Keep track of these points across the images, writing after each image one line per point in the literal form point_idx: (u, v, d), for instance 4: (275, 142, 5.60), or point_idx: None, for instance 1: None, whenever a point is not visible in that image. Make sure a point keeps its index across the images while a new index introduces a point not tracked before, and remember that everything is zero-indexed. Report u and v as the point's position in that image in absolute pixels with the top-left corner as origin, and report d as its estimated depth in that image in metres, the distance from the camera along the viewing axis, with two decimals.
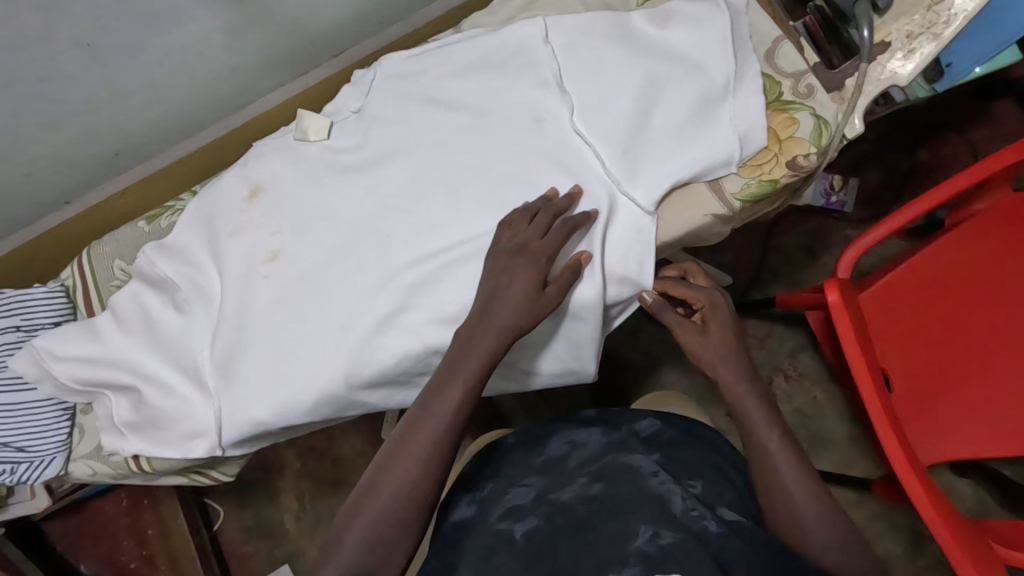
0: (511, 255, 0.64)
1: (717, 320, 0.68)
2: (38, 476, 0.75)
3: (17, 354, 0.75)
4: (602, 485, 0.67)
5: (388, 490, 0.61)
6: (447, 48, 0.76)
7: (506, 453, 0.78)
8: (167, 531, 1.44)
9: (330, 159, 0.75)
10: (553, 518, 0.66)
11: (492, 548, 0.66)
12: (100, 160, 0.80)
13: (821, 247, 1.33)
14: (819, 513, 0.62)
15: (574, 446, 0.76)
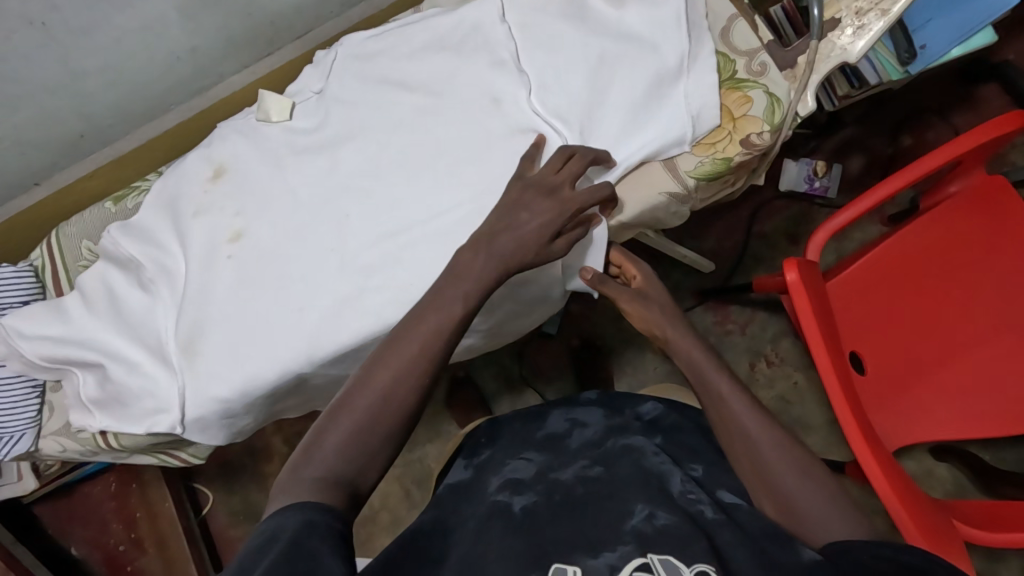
0: (538, 191, 0.63)
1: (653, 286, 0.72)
2: (8, 451, 0.76)
3: None
4: (602, 468, 0.68)
5: (355, 415, 0.54)
6: (405, 29, 0.76)
7: (506, 425, 0.81)
8: (155, 514, 1.46)
9: (291, 140, 0.76)
10: (552, 496, 0.65)
11: (489, 517, 0.64)
12: (66, 142, 0.80)
13: (803, 233, 1.33)
14: (798, 474, 0.59)
15: (575, 425, 0.77)
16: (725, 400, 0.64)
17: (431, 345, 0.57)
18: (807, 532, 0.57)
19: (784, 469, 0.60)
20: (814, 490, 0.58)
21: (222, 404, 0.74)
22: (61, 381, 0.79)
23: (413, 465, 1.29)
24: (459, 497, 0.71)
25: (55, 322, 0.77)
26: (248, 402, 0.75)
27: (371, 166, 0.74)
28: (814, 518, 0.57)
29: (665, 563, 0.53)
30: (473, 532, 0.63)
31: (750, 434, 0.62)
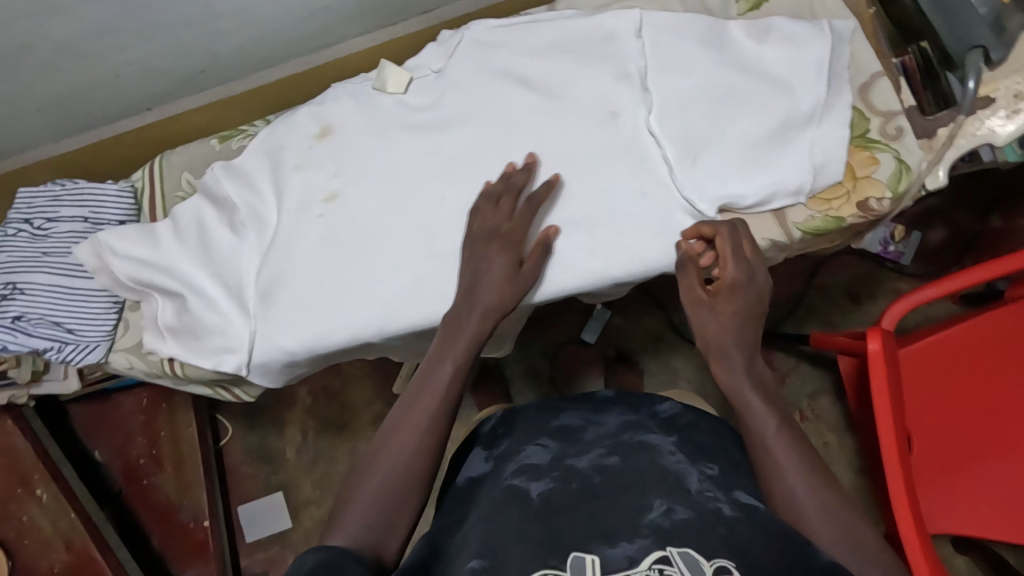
0: (485, 241, 0.68)
1: (733, 301, 0.64)
2: (82, 359, 0.79)
3: (80, 243, 0.79)
4: (616, 458, 0.65)
5: (381, 476, 0.58)
6: (536, 25, 0.74)
7: (520, 414, 0.75)
8: (177, 436, 1.53)
9: (402, 114, 0.76)
10: (568, 484, 0.63)
11: (504, 502, 0.62)
12: (185, 75, 0.82)
13: (867, 295, 1.29)
14: (817, 497, 0.58)
15: (590, 416, 0.72)
16: (754, 413, 0.63)
17: (441, 409, 0.61)
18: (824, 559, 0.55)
19: (801, 485, 0.59)
20: (832, 511, 0.57)
21: (287, 356, 0.76)
22: (141, 302, 0.81)
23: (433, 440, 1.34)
24: (474, 491, 0.67)
25: (145, 247, 0.79)
26: (309, 357, 0.77)
27: (475, 154, 0.74)
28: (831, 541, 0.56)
29: (684, 558, 0.52)
30: (485, 519, 0.61)
31: (774, 451, 0.61)
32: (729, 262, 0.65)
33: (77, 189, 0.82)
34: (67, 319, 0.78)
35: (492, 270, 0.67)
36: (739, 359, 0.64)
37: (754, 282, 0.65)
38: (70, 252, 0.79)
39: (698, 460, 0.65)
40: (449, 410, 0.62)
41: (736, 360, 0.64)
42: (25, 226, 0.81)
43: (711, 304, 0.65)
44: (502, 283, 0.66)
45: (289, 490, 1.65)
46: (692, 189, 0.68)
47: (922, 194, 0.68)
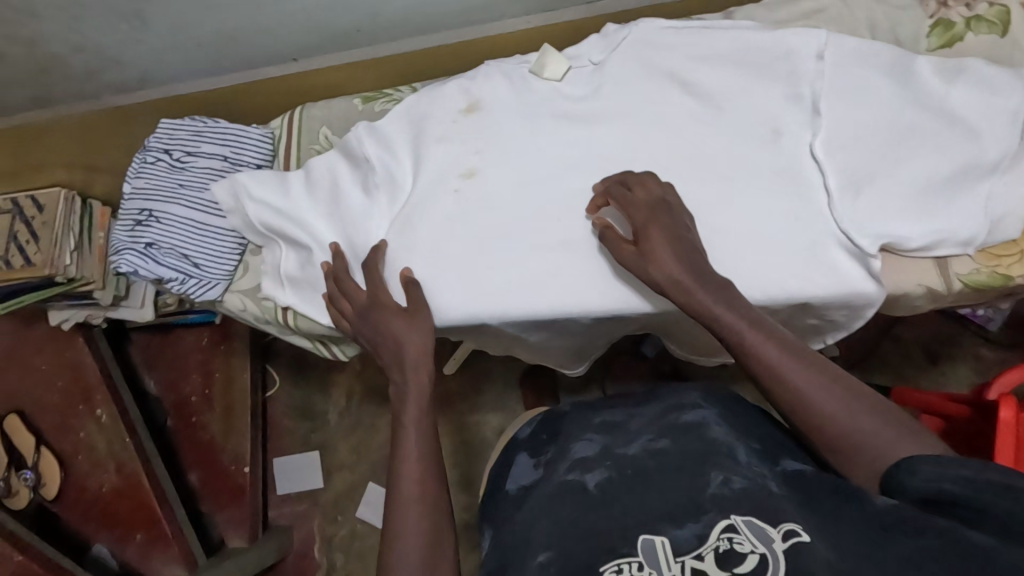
0: (364, 316, 0.72)
1: (659, 231, 0.65)
2: (201, 295, 0.80)
3: (219, 181, 0.81)
4: (667, 440, 0.65)
5: (416, 511, 0.60)
6: (710, 30, 0.72)
7: (563, 420, 0.77)
8: (231, 379, 1.60)
9: (554, 102, 0.75)
10: (622, 471, 0.63)
11: (560, 495, 0.62)
12: (340, 33, 0.82)
13: (947, 356, 1.23)
14: (827, 395, 0.57)
15: (632, 410, 0.73)
16: (729, 323, 0.61)
17: (423, 439, 0.65)
18: (862, 458, 0.56)
19: (805, 384, 0.58)
20: (842, 403, 0.57)
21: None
22: (263, 248, 0.83)
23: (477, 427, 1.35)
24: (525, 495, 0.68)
25: (275, 196, 0.80)
26: None
27: (624, 152, 0.73)
28: (856, 434, 0.56)
29: (750, 526, 0.52)
30: (549, 513, 0.61)
31: (764, 361, 0.60)
32: (642, 211, 0.67)
33: (222, 128, 0.83)
34: (194, 253, 0.80)
35: (398, 333, 0.69)
36: (690, 279, 0.63)
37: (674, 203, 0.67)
38: (208, 189, 0.81)
39: (742, 437, 0.65)
40: (427, 437, 0.65)
41: (688, 280, 0.63)
42: (165, 156, 0.83)
43: (643, 258, 0.65)
44: (415, 335, 0.70)
45: (326, 452, 1.68)
46: (852, 223, 0.66)
47: None
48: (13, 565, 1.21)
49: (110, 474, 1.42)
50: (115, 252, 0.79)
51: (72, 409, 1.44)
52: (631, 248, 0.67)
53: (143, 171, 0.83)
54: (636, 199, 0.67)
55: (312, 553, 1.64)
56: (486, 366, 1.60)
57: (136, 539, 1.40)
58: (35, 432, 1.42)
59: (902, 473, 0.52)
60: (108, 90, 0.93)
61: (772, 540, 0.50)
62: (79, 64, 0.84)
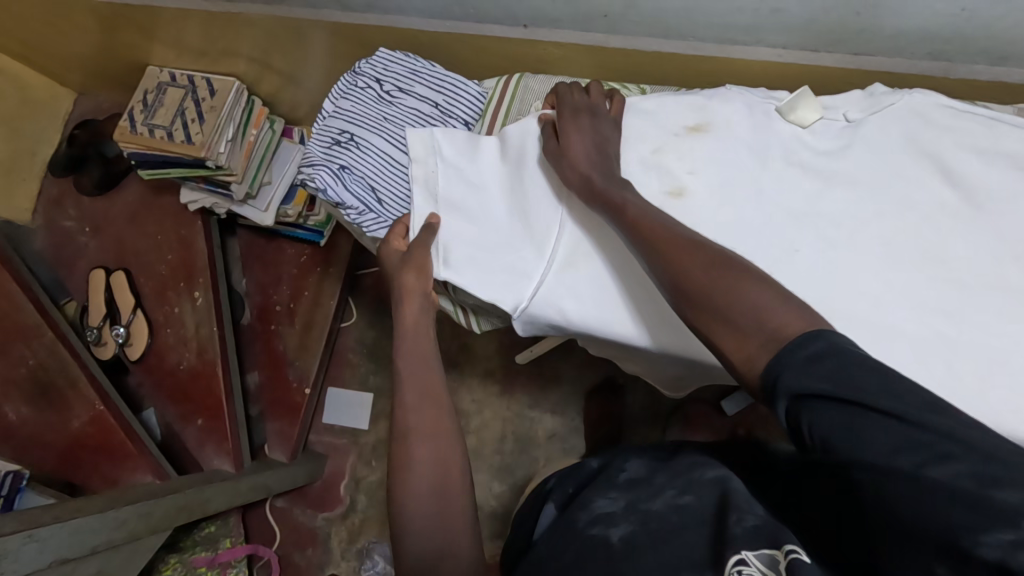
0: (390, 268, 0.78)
1: (570, 119, 0.71)
2: (374, 230, 0.81)
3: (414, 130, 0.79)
4: (692, 495, 0.59)
5: (430, 494, 0.67)
6: (994, 123, 0.66)
7: (593, 483, 0.71)
8: (317, 302, 1.62)
9: (793, 148, 0.71)
10: (647, 525, 0.58)
11: (583, 558, 0.59)
12: (588, 13, 0.79)
13: None
14: (709, 272, 0.55)
15: (658, 466, 0.68)
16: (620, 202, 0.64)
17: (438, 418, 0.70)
18: (737, 323, 0.51)
19: (699, 274, 0.55)
20: (717, 276, 0.54)
21: (561, 319, 0.76)
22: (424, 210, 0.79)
23: None
24: (556, 546, 0.63)
25: (453, 158, 0.79)
26: (579, 329, 0.77)
27: (849, 221, 0.68)
28: (738, 306, 0.52)
29: (760, 557, 0.48)
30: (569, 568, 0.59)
31: (672, 258, 0.58)
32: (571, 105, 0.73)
33: (441, 75, 0.83)
34: (381, 190, 0.80)
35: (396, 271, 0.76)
36: (599, 174, 0.68)
37: (580, 98, 0.73)
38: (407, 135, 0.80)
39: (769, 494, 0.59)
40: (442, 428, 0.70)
41: (599, 174, 0.68)
42: (375, 85, 0.83)
43: (555, 155, 0.71)
44: (414, 271, 0.75)
45: (379, 397, 1.70)
46: None
47: None
48: (93, 412, 1.26)
49: (191, 354, 1.47)
50: (309, 165, 0.79)
51: (173, 285, 1.49)
52: (553, 143, 0.72)
53: (351, 94, 0.83)
54: (576, 99, 0.73)
55: (339, 487, 1.66)
56: (560, 368, 1.56)
57: (197, 423, 1.44)
58: (136, 294, 1.49)
59: (783, 372, 0.46)
60: (331, 4, 0.93)
61: (778, 563, 0.47)
62: None
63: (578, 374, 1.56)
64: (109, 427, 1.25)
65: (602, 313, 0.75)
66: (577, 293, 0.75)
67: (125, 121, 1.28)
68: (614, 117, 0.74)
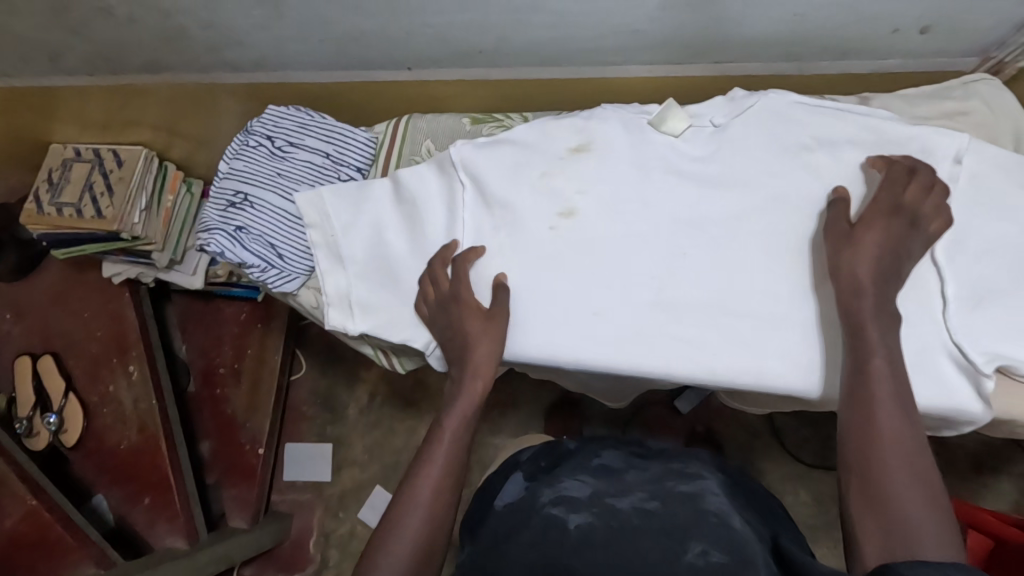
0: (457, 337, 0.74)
1: (884, 225, 0.63)
2: (279, 286, 0.82)
3: (305, 190, 0.81)
4: (658, 503, 0.68)
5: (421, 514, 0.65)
6: (841, 113, 0.71)
7: (567, 461, 0.81)
8: (262, 360, 1.57)
9: (670, 159, 0.74)
10: (608, 521, 0.65)
11: (545, 530, 0.65)
12: (464, 52, 0.81)
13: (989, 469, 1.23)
14: (914, 483, 0.55)
15: (633, 464, 0.78)
16: (869, 351, 0.60)
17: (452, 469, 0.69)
18: (891, 527, 0.54)
19: (898, 476, 0.56)
20: (919, 490, 0.55)
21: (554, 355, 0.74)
22: (326, 268, 0.81)
23: None
24: (513, 517, 0.71)
25: (350, 210, 0.80)
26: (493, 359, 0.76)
27: (729, 221, 0.71)
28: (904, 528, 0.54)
29: None
30: (526, 542, 0.65)
31: (871, 402, 0.59)
32: (901, 193, 0.64)
33: (329, 125, 0.84)
34: (280, 246, 0.81)
35: (467, 330, 0.73)
36: (872, 295, 0.61)
37: (902, 196, 0.64)
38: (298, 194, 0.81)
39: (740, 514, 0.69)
40: (453, 470, 0.69)
41: (868, 295, 0.62)
42: (266, 143, 0.84)
43: (843, 242, 0.64)
44: (485, 340, 0.72)
45: (339, 447, 1.66)
46: (967, 336, 0.65)
47: None
48: (26, 509, 1.18)
49: (132, 432, 1.41)
50: (205, 230, 0.79)
51: (105, 362, 1.43)
52: (847, 225, 0.65)
53: (243, 154, 0.83)
54: (919, 204, 0.64)
55: (308, 545, 1.61)
56: (517, 391, 1.54)
57: (143, 503, 1.37)
58: (68, 377, 1.42)
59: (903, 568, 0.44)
60: (218, 67, 0.94)
61: None
62: (202, 39, 0.85)
63: (536, 393, 1.54)
64: (46, 522, 1.18)
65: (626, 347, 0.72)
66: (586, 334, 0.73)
67: (31, 204, 1.24)
68: (933, 230, 0.64)
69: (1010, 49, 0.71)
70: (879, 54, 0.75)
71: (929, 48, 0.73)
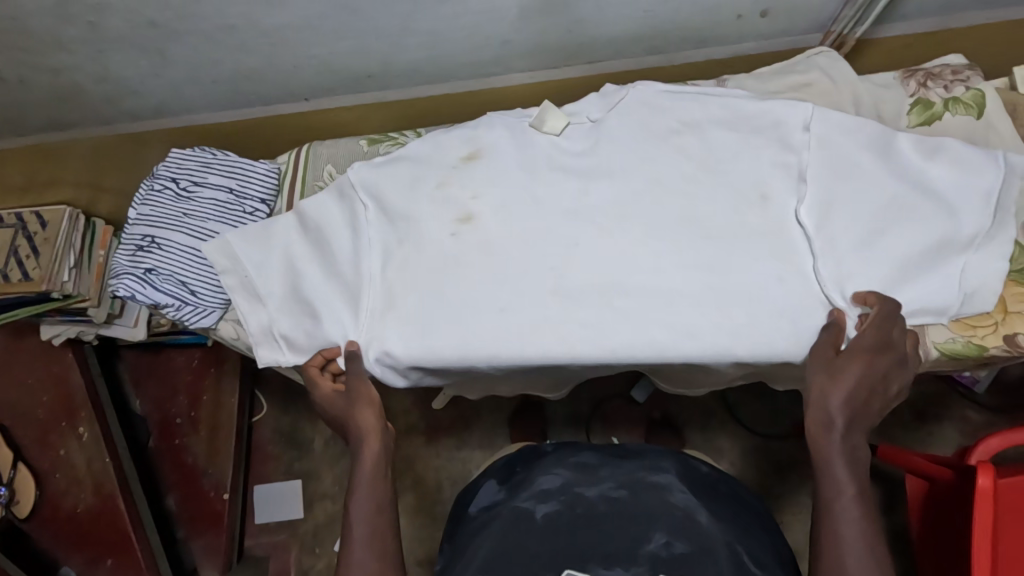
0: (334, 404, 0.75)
1: (864, 352, 0.67)
2: (196, 321, 0.85)
3: (210, 241, 0.84)
4: (627, 491, 0.66)
5: (363, 549, 0.65)
6: (703, 97, 0.76)
7: (541, 457, 0.75)
8: (220, 402, 1.47)
9: (555, 155, 0.77)
10: (573, 509, 0.65)
11: (512, 524, 0.65)
12: (354, 77, 0.85)
13: (932, 415, 1.22)
14: None
15: (613, 457, 0.71)
16: (839, 485, 0.62)
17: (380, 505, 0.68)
18: None
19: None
20: None
21: (463, 351, 0.74)
22: (243, 309, 0.83)
23: (455, 463, 1.35)
24: (484, 519, 0.69)
25: (257, 244, 0.82)
26: (410, 366, 0.76)
27: (618, 210, 0.75)
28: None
29: None
30: (497, 534, 0.65)
31: (839, 540, 0.60)
32: (888, 332, 0.68)
33: (229, 161, 0.88)
34: (193, 282, 0.84)
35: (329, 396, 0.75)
36: (843, 428, 0.64)
37: (891, 329, 0.68)
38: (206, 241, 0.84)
39: (713, 502, 0.68)
40: (384, 512, 0.68)
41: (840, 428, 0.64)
42: (172, 185, 0.87)
43: (827, 368, 0.67)
44: (367, 405, 0.73)
45: (310, 481, 1.53)
46: (835, 286, 0.71)
47: None
48: None
49: (88, 494, 1.31)
50: (115, 276, 0.83)
51: (54, 426, 1.31)
52: (832, 354, 0.68)
53: (150, 198, 0.87)
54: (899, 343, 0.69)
55: None
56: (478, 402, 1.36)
57: (106, 564, 1.29)
58: (16, 446, 1.32)
59: None
60: (124, 118, 0.96)
61: None
62: (98, 92, 0.87)
63: (495, 404, 1.35)
64: None
65: (531, 340, 0.73)
66: (490, 332, 0.74)
67: None
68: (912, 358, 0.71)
69: (844, 23, 0.79)
70: (731, 39, 0.83)
71: (774, 29, 0.81)
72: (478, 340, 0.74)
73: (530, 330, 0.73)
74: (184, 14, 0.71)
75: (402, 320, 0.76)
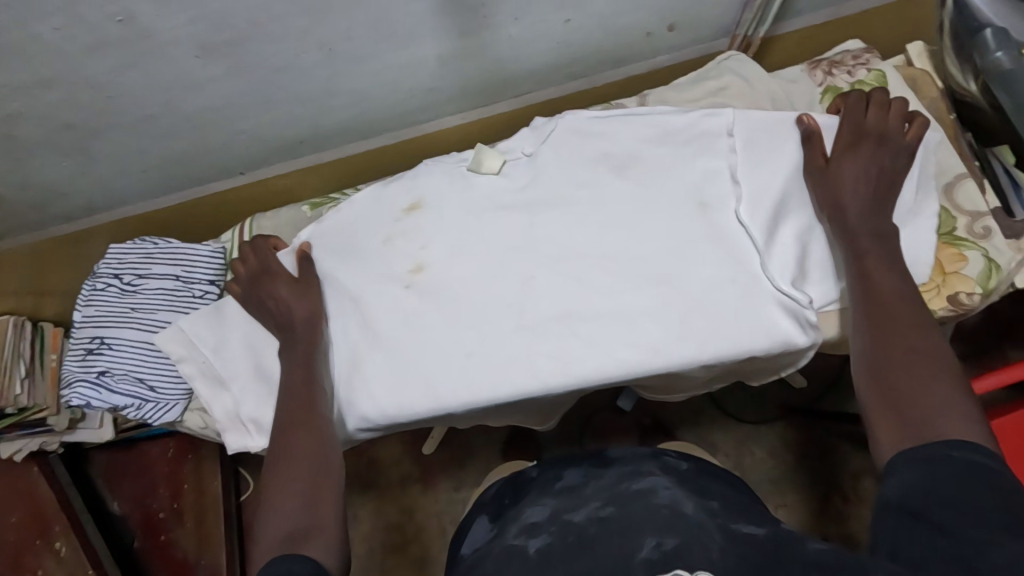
0: (292, 287, 0.77)
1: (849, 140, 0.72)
2: (159, 417, 0.83)
3: (163, 333, 0.81)
4: (613, 506, 0.62)
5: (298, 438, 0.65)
6: (628, 118, 0.80)
7: (527, 486, 0.74)
8: (202, 488, 1.37)
9: (496, 194, 0.79)
10: (565, 537, 0.60)
11: (503, 562, 0.59)
12: (286, 144, 0.85)
13: None
14: (910, 364, 0.56)
15: (591, 474, 0.71)
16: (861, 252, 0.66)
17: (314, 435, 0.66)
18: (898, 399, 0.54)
19: (898, 358, 0.57)
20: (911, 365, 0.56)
21: (437, 400, 0.73)
22: (207, 400, 0.81)
23: (455, 506, 1.32)
24: (474, 561, 0.64)
25: (212, 330, 0.81)
26: (388, 425, 0.75)
27: (564, 235, 0.76)
28: (921, 408, 0.52)
29: None
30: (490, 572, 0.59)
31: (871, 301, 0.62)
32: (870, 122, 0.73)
33: (171, 249, 0.87)
34: (150, 376, 0.82)
35: (283, 296, 0.76)
36: (853, 210, 0.68)
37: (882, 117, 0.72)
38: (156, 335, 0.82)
39: (700, 496, 0.63)
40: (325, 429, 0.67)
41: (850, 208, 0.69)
42: (115, 281, 0.85)
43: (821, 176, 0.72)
44: (304, 300, 0.76)
45: None
46: (784, 278, 0.72)
47: (975, 298, 0.76)
48: None
49: None
50: (67, 385, 0.81)
51: (27, 547, 1.23)
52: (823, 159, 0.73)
53: (94, 299, 0.85)
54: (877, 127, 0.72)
55: None
56: (467, 440, 1.33)
57: None
58: None
59: None
60: (56, 220, 0.93)
61: None
62: (23, 200, 0.84)
63: (485, 439, 1.33)
64: None
65: (508, 377, 0.73)
66: (460, 380, 0.73)
67: None
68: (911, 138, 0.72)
69: (747, 26, 0.83)
70: (646, 55, 0.86)
71: (684, 40, 0.85)
72: (449, 391, 0.73)
73: (500, 362, 0.73)
74: (102, 111, 0.71)
75: (377, 380, 0.75)
